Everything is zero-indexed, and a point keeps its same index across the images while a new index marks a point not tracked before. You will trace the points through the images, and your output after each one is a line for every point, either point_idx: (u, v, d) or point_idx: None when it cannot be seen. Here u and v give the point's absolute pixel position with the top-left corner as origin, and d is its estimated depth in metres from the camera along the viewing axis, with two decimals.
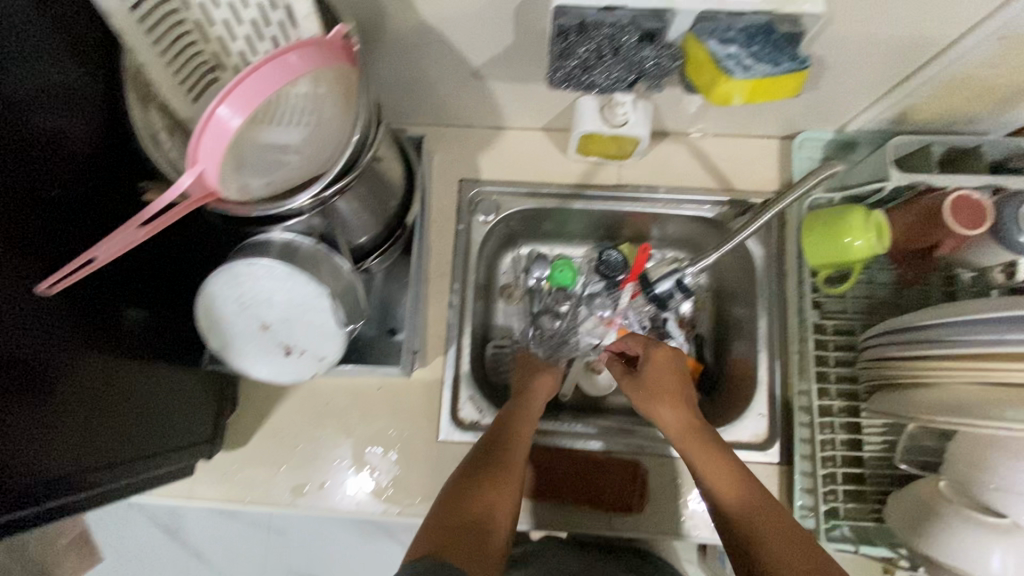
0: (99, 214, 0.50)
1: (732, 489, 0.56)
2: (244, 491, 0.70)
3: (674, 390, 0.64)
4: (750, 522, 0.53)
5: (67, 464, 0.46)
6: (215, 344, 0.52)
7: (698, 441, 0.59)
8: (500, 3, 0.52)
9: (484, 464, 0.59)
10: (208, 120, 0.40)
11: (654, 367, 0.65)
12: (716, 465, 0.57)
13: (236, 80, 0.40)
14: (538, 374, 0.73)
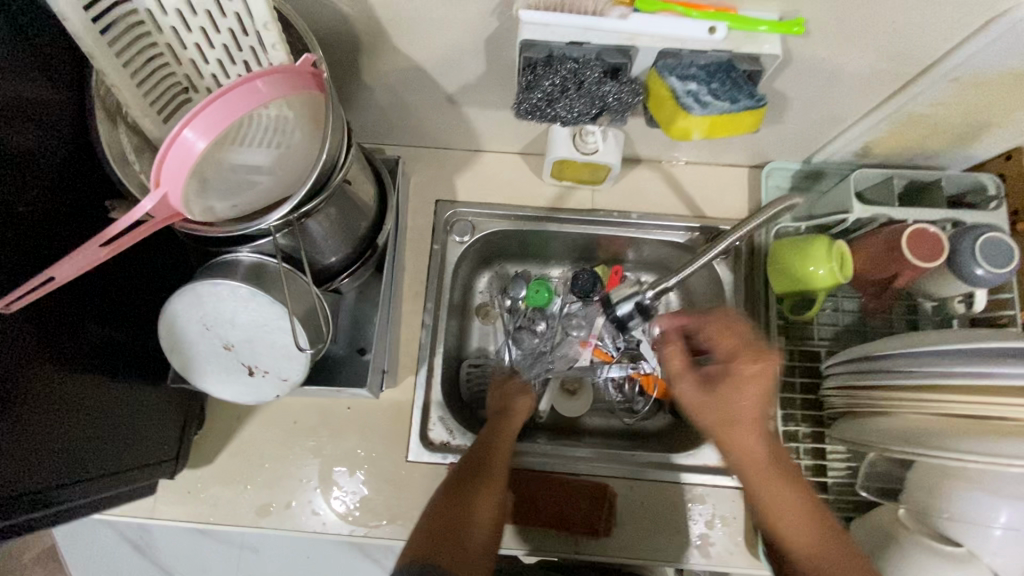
0: (65, 230, 0.51)
1: (795, 525, 0.54)
2: (208, 510, 0.69)
3: (756, 417, 0.56)
4: (807, 558, 0.53)
5: (24, 484, 0.45)
6: (177, 364, 0.51)
7: (764, 468, 0.56)
8: (471, 33, 0.54)
9: (456, 482, 0.60)
10: (172, 143, 0.41)
11: (734, 390, 0.56)
12: (785, 500, 0.55)
13: (201, 105, 0.41)
14: (510, 396, 0.74)
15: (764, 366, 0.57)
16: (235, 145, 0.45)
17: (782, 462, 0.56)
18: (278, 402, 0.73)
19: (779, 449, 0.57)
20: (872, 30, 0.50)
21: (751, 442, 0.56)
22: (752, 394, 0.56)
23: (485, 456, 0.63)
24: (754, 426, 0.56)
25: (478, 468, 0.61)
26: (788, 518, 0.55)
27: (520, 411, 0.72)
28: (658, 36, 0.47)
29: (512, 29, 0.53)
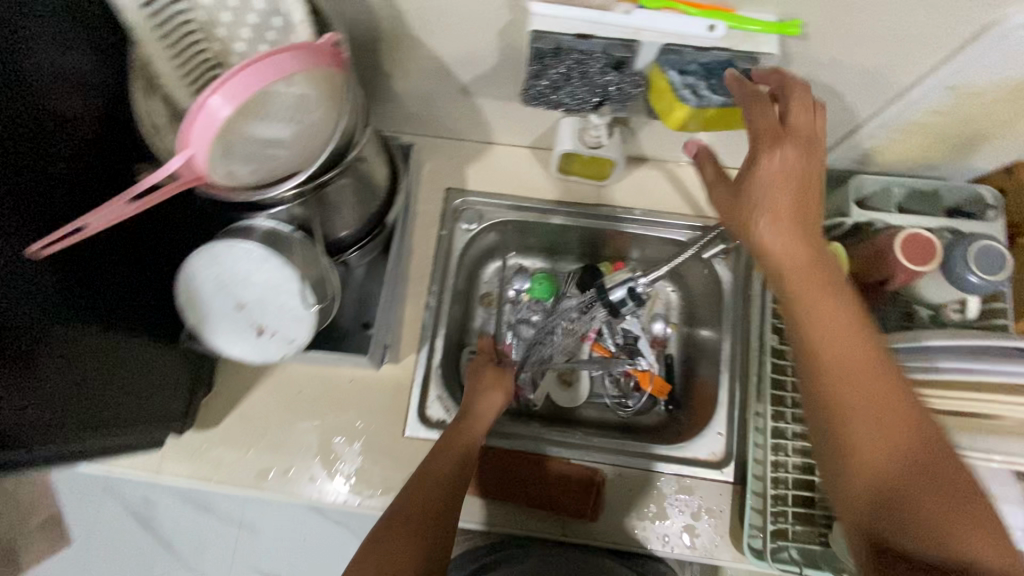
0: (97, 190, 0.54)
1: (858, 376, 0.46)
2: (211, 471, 0.73)
3: (795, 216, 0.49)
4: (868, 417, 0.45)
5: (30, 419, 0.48)
6: (191, 320, 0.54)
7: (818, 298, 0.48)
8: (486, 24, 0.57)
9: (417, 475, 0.62)
10: (200, 107, 0.44)
11: (768, 172, 0.49)
12: (838, 331, 0.47)
13: (230, 74, 0.44)
14: (480, 391, 0.73)
15: (797, 153, 0.49)
16: (256, 119, 0.48)
17: (834, 284, 0.49)
18: (284, 372, 0.76)
19: (833, 270, 0.49)
20: (869, 36, 0.52)
21: (789, 239, 0.49)
22: (776, 170, 0.49)
23: (445, 450, 0.64)
24: (797, 234, 0.49)
25: (438, 459, 0.63)
26: (846, 366, 0.46)
27: (488, 407, 0.71)
28: (661, 32, 0.50)
29: (524, 22, 0.56)
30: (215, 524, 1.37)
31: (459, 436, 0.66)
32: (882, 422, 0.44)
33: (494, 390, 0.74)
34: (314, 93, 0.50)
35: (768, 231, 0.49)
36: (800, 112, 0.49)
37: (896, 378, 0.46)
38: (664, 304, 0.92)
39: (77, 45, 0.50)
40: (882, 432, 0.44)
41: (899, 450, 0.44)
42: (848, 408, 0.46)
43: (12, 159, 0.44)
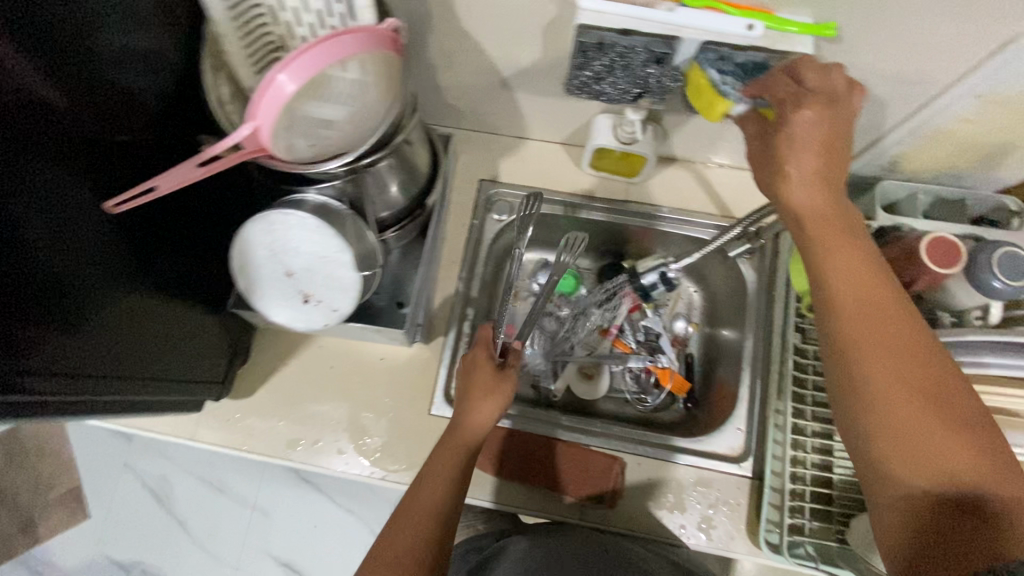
0: (153, 160, 0.58)
1: (888, 327, 0.49)
2: (244, 438, 0.76)
3: (823, 173, 0.51)
4: (900, 366, 0.47)
5: (94, 367, 0.52)
6: (242, 284, 0.58)
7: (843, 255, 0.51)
8: (533, 19, 0.60)
9: (412, 497, 0.61)
10: (269, 83, 0.47)
11: (803, 132, 0.50)
12: (864, 285, 0.50)
13: (296, 52, 0.47)
14: (473, 399, 0.67)
15: (827, 110, 0.49)
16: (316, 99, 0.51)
17: (857, 239, 0.52)
18: (319, 347, 0.79)
19: (857, 232, 0.52)
20: (901, 42, 0.54)
21: (820, 196, 0.51)
22: (812, 129, 0.49)
23: (442, 470, 0.62)
24: (825, 190, 0.51)
25: (433, 483, 0.62)
26: (875, 318, 0.49)
27: (482, 417, 0.66)
28: (701, 29, 0.52)
29: (569, 18, 0.59)
30: (231, 506, 1.40)
31: (454, 457, 0.63)
32: (912, 370, 0.47)
33: (489, 398, 0.67)
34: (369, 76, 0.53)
35: (799, 190, 0.51)
36: (810, 68, 0.50)
37: (919, 327, 0.49)
38: (685, 304, 0.93)
39: (151, 24, 0.54)
40: (916, 379, 0.47)
41: (933, 395, 0.47)
42: (881, 359, 0.48)
43: (76, 127, 0.48)
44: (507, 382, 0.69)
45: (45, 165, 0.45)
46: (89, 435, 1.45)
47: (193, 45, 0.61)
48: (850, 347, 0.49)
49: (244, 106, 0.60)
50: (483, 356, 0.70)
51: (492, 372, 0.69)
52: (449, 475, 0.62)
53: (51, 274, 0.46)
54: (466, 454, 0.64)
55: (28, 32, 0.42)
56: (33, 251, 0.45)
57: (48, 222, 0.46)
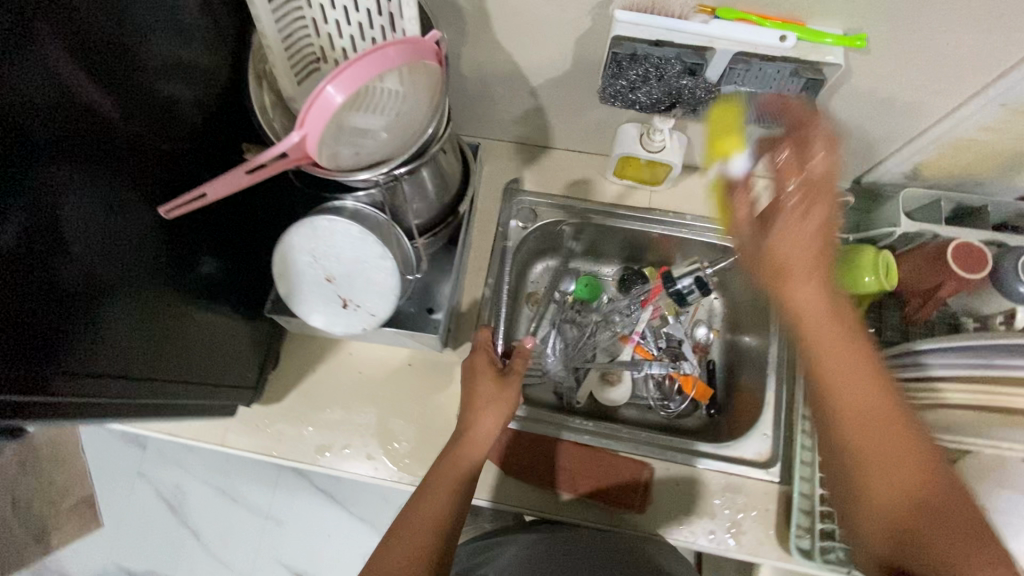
0: (198, 167, 0.60)
1: (874, 414, 0.50)
2: (273, 444, 0.76)
3: (818, 266, 0.53)
4: (884, 453, 0.49)
5: (124, 371, 0.53)
6: (284, 289, 0.59)
7: (838, 348, 0.52)
8: (566, 32, 0.62)
9: (417, 505, 0.61)
10: (317, 95, 0.48)
11: (795, 230, 0.53)
12: (855, 374, 0.51)
13: (345, 64, 0.48)
14: (478, 408, 0.67)
15: (826, 210, 0.52)
16: (358, 110, 0.53)
17: (849, 324, 0.53)
18: (348, 353, 0.80)
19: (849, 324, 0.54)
20: (929, 53, 0.56)
21: (815, 287, 0.52)
22: (809, 224, 0.53)
23: (447, 481, 0.62)
24: (820, 279, 0.53)
25: (438, 493, 0.61)
26: (862, 405, 0.51)
27: (486, 426, 0.66)
28: (736, 40, 0.54)
29: (603, 30, 0.60)
30: (245, 514, 1.39)
31: (460, 467, 0.63)
32: (896, 461, 0.49)
33: (495, 404, 0.67)
34: (408, 88, 0.54)
35: (793, 286, 0.53)
36: (820, 159, 0.52)
37: (907, 414, 0.51)
38: (707, 311, 0.94)
39: (196, 38, 0.56)
40: (899, 466, 0.49)
41: (913, 484, 0.48)
42: (863, 445, 0.50)
43: (129, 136, 0.50)
44: (512, 391, 0.69)
45: (89, 167, 0.47)
46: (103, 443, 1.45)
47: (235, 57, 0.62)
48: (840, 435, 0.52)
49: (286, 115, 0.62)
50: (486, 363, 0.70)
51: (496, 379, 0.69)
52: (453, 485, 0.62)
53: (82, 272, 0.47)
54: (472, 464, 0.64)
55: (80, 40, 0.44)
56: (67, 248, 0.45)
57: (86, 221, 0.47)
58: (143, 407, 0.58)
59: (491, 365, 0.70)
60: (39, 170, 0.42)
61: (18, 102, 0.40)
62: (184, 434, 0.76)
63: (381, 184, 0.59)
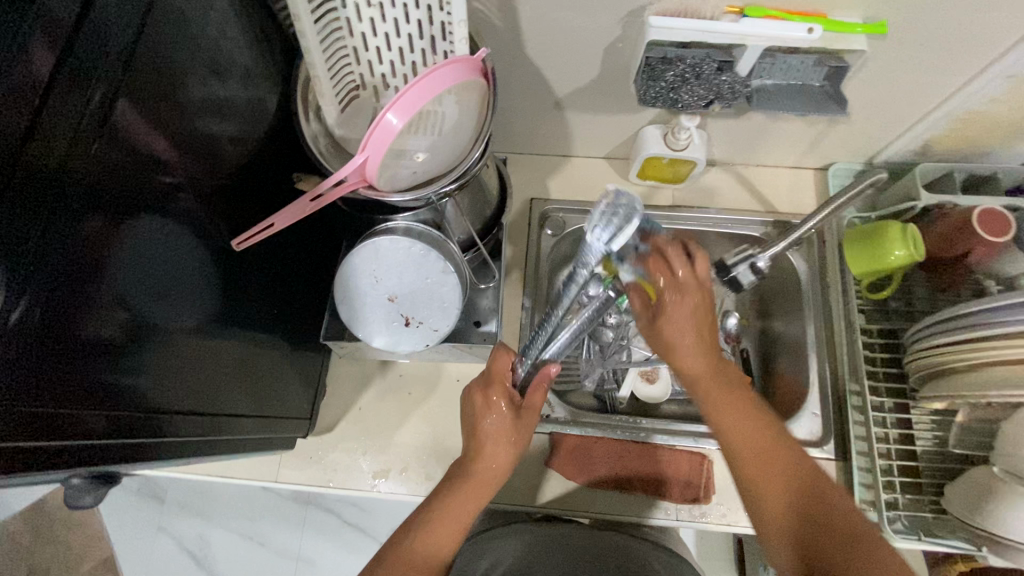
0: (251, 201, 0.61)
1: (761, 460, 0.56)
2: (329, 475, 0.75)
3: (701, 342, 0.59)
4: (772, 485, 0.55)
5: (178, 406, 0.52)
6: (349, 312, 0.62)
7: (727, 401, 0.59)
8: (594, 43, 0.65)
9: (404, 547, 0.58)
10: (378, 122, 0.49)
11: (680, 317, 0.59)
12: (739, 421, 0.58)
13: (400, 91, 0.49)
14: (483, 445, 0.63)
15: (701, 298, 0.58)
16: (413, 134, 0.53)
17: (732, 384, 0.60)
18: (396, 375, 0.80)
19: (734, 380, 0.61)
20: (937, 34, 0.60)
21: (698, 357, 0.59)
22: (687, 312, 0.59)
23: (445, 528, 0.59)
24: (702, 351, 0.60)
25: (429, 539, 0.59)
26: (751, 450, 0.56)
27: (494, 462, 0.63)
28: (770, 36, 0.56)
29: (632, 37, 0.63)
30: (274, 558, 1.34)
31: (461, 511, 0.61)
32: (793, 490, 0.54)
33: (506, 445, 0.63)
34: (460, 108, 0.54)
35: (684, 361, 0.60)
36: (680, 266, 0.58)
37: (790, 447, 0.56)
38: (735, 300, 0.95)
39: (237, 77, 0.56)
40: (786, 493, 0.54)
41: (797, 508, 0.53)
42: (758, 484, 0.55)
43: (187, 178, 0.51)
44: (526, 428, 0.64)
45: (143, 209, 0.46)
46: (118, 500, 1.39)
47: (275, 91, 0.63)
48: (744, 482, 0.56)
49: (331, 142, 0.63)
50: (501, 398, 0.63)
51: (509, 415, 0.63)
52: (449, 531, 0.59)
53: (129, 319, 0.45)
54: (474, 509, 0.61)
55: (134, 86, 0.43)
56: (113, 297, 0.43)
57: (137, 267, 0.46)
58: (200, 446, 0.57)
59: (504, 400, 0.63)
60: (93, 218, 0.40)
61: (76, 152, 0.39)
62: (239, 473, 0.75)
63: (433, 203, 0.60)
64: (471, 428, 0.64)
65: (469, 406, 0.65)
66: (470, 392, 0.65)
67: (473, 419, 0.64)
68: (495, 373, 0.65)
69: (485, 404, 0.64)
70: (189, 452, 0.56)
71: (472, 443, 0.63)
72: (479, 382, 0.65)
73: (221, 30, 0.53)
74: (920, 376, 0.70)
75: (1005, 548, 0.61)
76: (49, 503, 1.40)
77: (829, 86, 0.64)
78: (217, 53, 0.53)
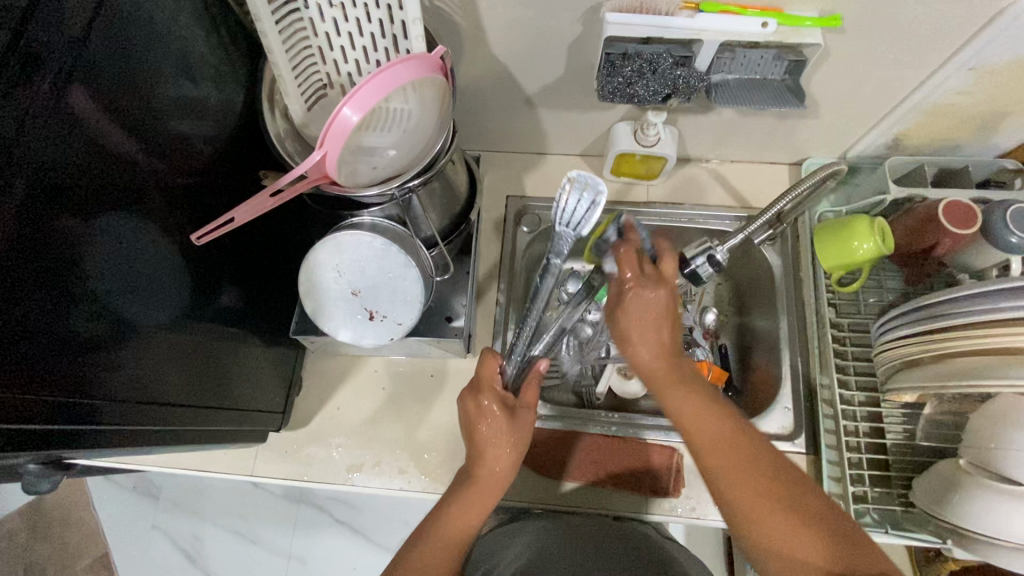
0: (217, 197, 0.62)
1: (726, 459, 0.54)
2: (305, 468, 0.76)
3: (657, 337, 0.59)
4: (753, 484, 0.53)
5: (151, 397, 0.54)
6: (314, 306, 0.64)
7: (678, 386, 0.58)
8: (558, 39, 0.65)
9: (414, 555, 0.59)
10: (334, 118, 0.49)
11: (636, 308, 0.58)
12: (693, 411, 0.57)
13: (356, 86, 0.49)
14: (484, 449, 0.61)
15: (665, 291, 0.58)
16: (370, 129, 0.53)
17: (688, 378, 0.59)
18: (372, 370, 0.82)
19: (692, 371, 0.60)
20: (894, 27, 0.60)
21: (652, 353, 0.59)
22: (644, 303, 0.58)
23: (452, 532, 0.59)
24: (658, 348, 0.59)
25: (440, 548, 0.58)
26: (717, 448, 0.55)
27: (497, 467, 0.61)
28: (722, 31, 0.58)
29: (594, 33, 0.64)
30: (266, 556, 1.34)
31: (468, 515, 0.60)
32: (777, 498, 0.53)
33: (509, 445, 0.61)
34: (417, 104, 0.55)
35: (641, 355, 0.59)
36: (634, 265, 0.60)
37: (757, 444, 0.55)
38: (714, 296, 0.95)
39: (205, 77, 0.58)
40: (772, 496, 0.53)
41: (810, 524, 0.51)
42: (726, 479, 0.54)
43: (152, 178, 0.52)
44: (524, 428, 0.62)
45: (109, 206, 0.47)
46: (114, 498, 1.41)
47: (243, 91, 0.65)
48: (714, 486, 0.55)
49: (299, 140, 0.64)
50: (492, 403, 0.62)
51: (504, 416, 0.62)
52: (461, 532, 0.60)
53: (96, 316, 0.46)
54: (481, 509, 0.61)
55: (88, 81, 0.44)
56: (78, 293, 0.44)
57: (104, 264, 0.47)
58: (176, 435, 0.59)
59: (497, 404, 0.62)
60: (60, 216, 0.42)
61: (35, 148, 0.40)
62: (217, 466, 0.76)
63: (397, 198, 0.61)
64: (469, 435, 0.63)
65: (465, 416, 0.64)
66: (462, 401, 0.64)
67: (471, 422, 0.63)
68: (484, 379, 0.64)
69: (477, 410, 0.63)
70: (162, 441, 0.58)
71: (472, 447, 0.62)
72: (468, 390, 0.64)
73: (183, 30, 0.54)
74: (887, 368, 0.70)
75: (969, 541, 0.62)
76: (46, 502, 1.43)
77: (790, 81, 0.65)
78: (179, 52, 0.54)
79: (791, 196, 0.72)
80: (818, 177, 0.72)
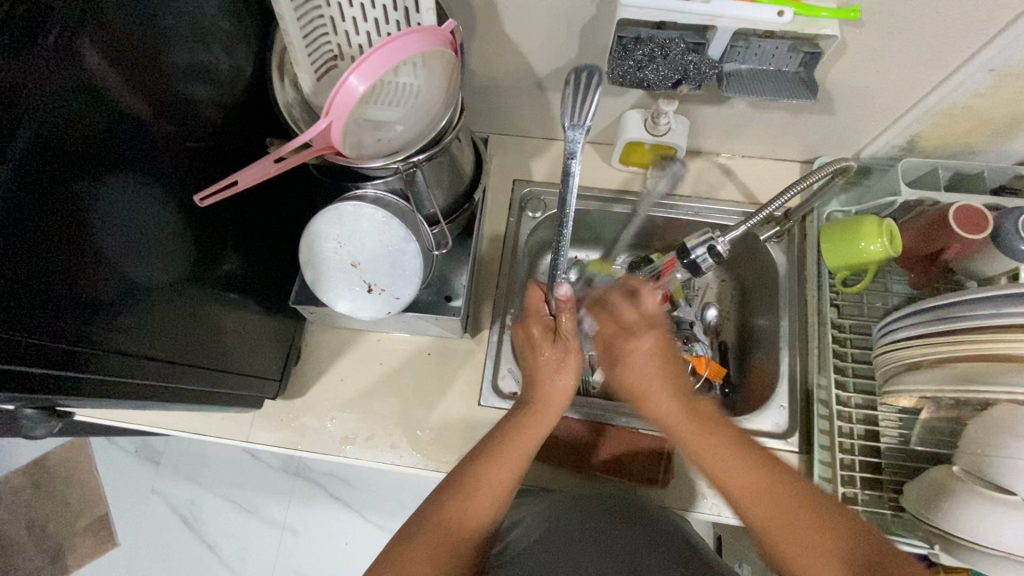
0: (222, 163, 0.62)
1: (759, 498, 0.52)
2: (298, 438, 0.77)
3: (666, 385, 0.60)
4: (790, 528, 0.50)
5: (149, 355, 0.54)
6: (313, 275, 0.65)
7: (694, 430, 0.57)
8: (572, 22, 0.65)
9: (466, 475, 0.57)
10: (340, 86, 0.49)
11: (638, 360, 0.61)
12: (716, 453, 0.55)
13: (365, 54, 0.48)
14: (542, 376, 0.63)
15: (652, 334, 0.62)
16: (374, 101, 0.54)
17: (712, 425, 0.57)
18: (370, 344, 0.82)
19: (706, 408, 0.59)
20: (913, 24, 0.59)
21: (669, 404, 0.59)
22: (643, 353, 0.61)
23: (499, 467, 0.57)
24: (671, 398, 0.59)
25: (484, 497, 0.55)
26: (752, 495, 0.53)
27: (559, 387, 0.62)
28: (736, 17, 0.57)
29: (607, 16, 0.63)
30: (261, 526, 1.36)
31: (521, 442, 0.58)
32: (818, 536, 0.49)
33: (568, 357, 0.63)
34: (425, 80, 0.54)
35: (657, 412, 0.60)
36: (626, 308, 0.64)
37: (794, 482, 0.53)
38: (716, 293, 0.95)
39: (216, 41, 0.58)
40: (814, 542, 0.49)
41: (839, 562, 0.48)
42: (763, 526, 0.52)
43: (157, 139, 0.52)
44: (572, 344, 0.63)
45: (115, 164, 0.48)
46: (117, 460, 1.44)
47: (253, 58, 0.65)
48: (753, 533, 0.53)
49: (308, 111, 0.64)
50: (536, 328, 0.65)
51: (550, 341, 0.64)
52: (501, 479, 0.56)
53: (99, 275, 0.47)
54: (518, 463, 0.57)
55: (96, 39, 0.44)
56: (84, 248, 0.45)
57: (112, 215, 0.48)
58: (168, 392, 0.60)
59: (540, 330, 0.65)
60: (64, 179, 0.43)
61: (42, 98, 0.41)
62: (212, 430, 0.77)
63: (401, 172, 0.61)
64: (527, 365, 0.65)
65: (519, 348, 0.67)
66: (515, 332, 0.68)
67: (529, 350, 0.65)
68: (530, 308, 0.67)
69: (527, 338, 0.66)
70: (151, 397, 0.58)
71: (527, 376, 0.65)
72: (517, 322, 0.67)
73: None
74: (884, 372, 0.69)
75: (958, 548, 0.61)
76: (51, 460, 1.47)
77: (804, 73, 0.64)
78: (190, 13, 0.54)
79: (799, 188, 0.70)
80: (830, 170, 0.70)
